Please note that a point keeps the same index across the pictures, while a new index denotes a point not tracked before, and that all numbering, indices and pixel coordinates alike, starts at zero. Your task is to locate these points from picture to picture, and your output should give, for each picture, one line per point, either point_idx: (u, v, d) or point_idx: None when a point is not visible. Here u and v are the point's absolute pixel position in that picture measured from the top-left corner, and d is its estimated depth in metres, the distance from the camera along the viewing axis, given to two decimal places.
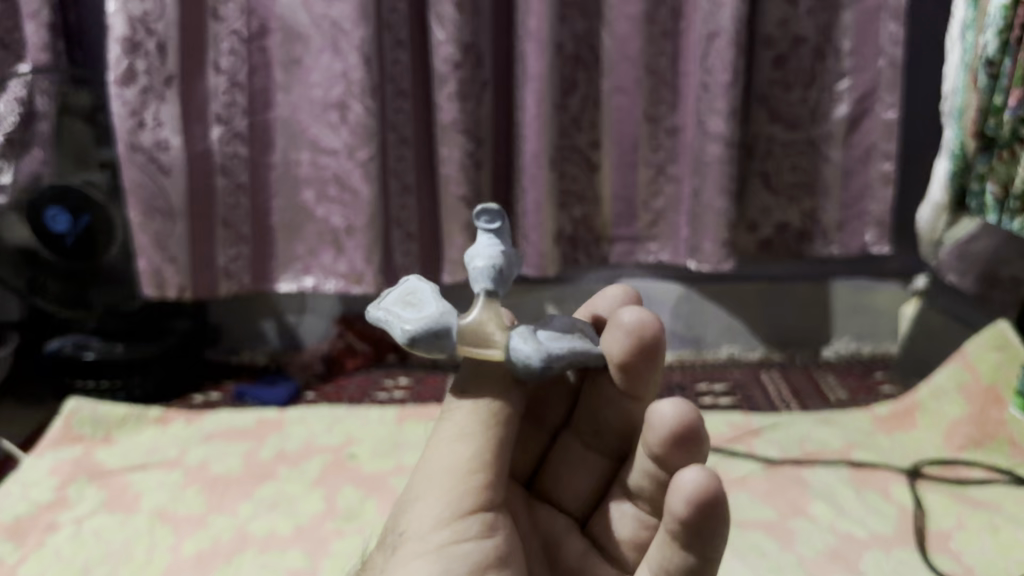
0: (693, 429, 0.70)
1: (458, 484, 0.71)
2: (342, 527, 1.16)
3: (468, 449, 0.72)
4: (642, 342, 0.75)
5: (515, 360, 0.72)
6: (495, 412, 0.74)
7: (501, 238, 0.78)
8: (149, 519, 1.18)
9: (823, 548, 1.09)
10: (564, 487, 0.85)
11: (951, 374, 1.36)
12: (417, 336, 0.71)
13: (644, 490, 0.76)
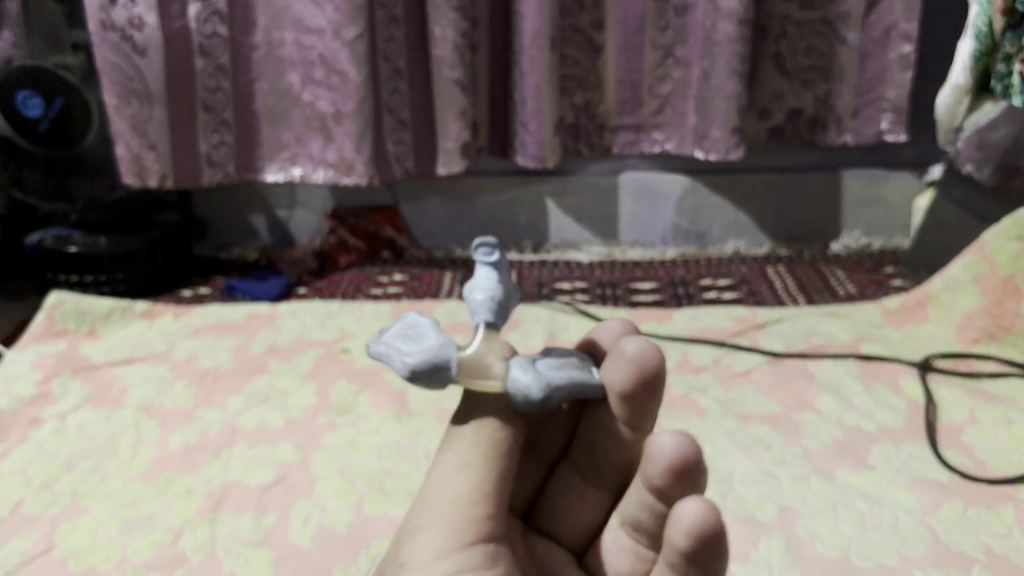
0: (693, 467, 0.63)
1: (460, 512, 0.62)
2: (335, 420, 1.13)
3: (470, 476, 0.63)
4: (647, 373, 0.68)
5: (513, 392, 0.64)
6: (497, 440, 0.65)
7: (498, 274, 0.70)
8: (135, 413, 1.15)
9: (829, 442, 1.06)
10: (561, 525, 0.74)
11: (965, 266, 1.31)
12: (417, 370, 0.63)
13: (642, 523, 0.67)
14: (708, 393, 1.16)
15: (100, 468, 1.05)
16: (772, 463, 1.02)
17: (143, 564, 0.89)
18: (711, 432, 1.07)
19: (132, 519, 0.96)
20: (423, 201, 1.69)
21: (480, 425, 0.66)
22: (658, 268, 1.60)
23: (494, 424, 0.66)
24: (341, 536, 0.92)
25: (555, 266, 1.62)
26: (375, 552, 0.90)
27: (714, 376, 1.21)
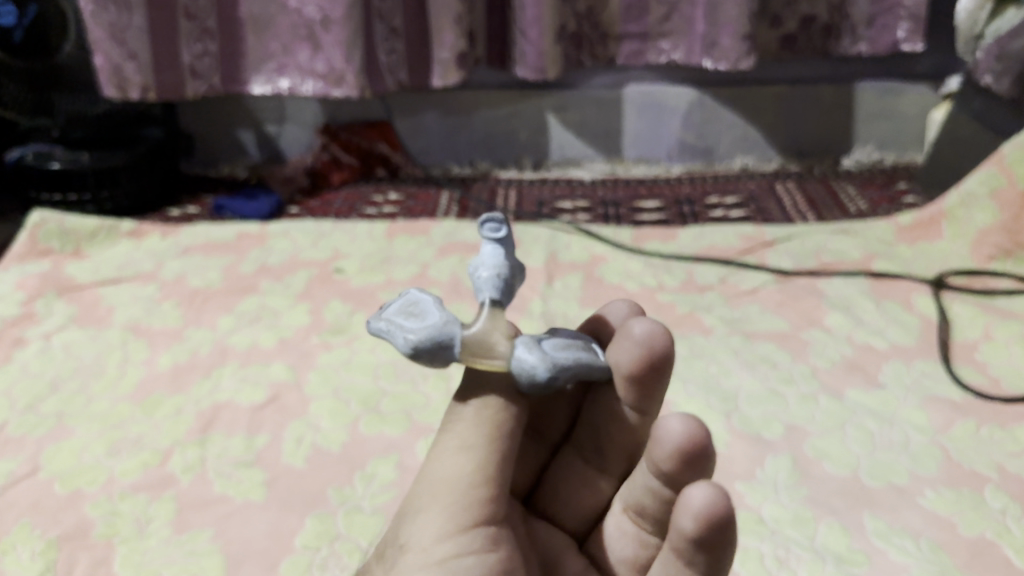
0: (704, 452, 0.58)
1: (459, 495, 0.55)
2: (328, 340, 1.08)
3: (469, 457, 0.56)
4: (655, 353, 0.62)
5: (517, 372, 0.57)
6: (497, 423, 0.57)
7: (508, 247, 0.62)
8: (122, 333, 1.12)
9: (838, 360, 1.02)
10: (562, 508, 0.69)
11: (981, 180, 1.25)
12: (421, 348, 0.55)
13: (646, 508, 0.62)
14: (713, 311, 1.13)
15: (86, 389, 1.02)
16: (780, 381, 0.98)
17: (130, 485, 0.86)
18: (717, 351, 1.04)
19: (119, 440, 0.93)
20: (418, 116, 1.63)
21: (481, 406, 0.58)
22: (662, 186, 1.55)
23: (495, 404, 0.58)
24: (335, 457, 0.90)
25: (556, 184, 1.57)
26: (370, 473, 0.87)
27: (720, 294, 1.17)
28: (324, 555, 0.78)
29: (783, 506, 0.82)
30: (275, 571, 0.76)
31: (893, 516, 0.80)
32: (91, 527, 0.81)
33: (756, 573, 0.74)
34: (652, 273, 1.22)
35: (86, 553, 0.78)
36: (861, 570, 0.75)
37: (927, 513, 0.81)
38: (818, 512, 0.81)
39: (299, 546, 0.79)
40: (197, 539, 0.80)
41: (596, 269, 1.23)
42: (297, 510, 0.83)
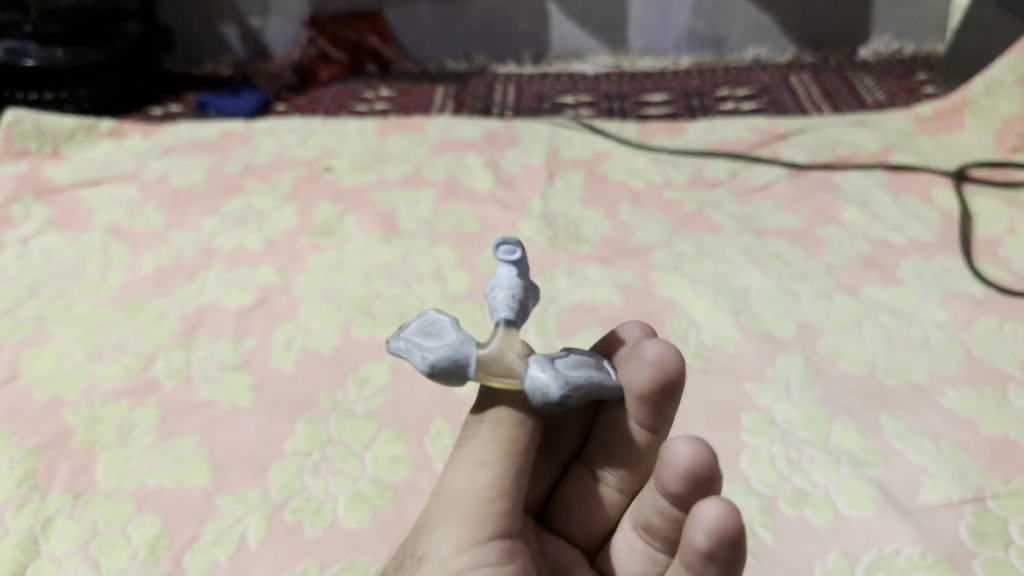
0: (714, 475, 0.51)
1: (475, 509, 0.49)
2: (318, 242, 1.02)
3: (484, 471, 0.50)
4: (669, 375, 0.54)
5: (530, 391, 0.50)
6: (513, 439, 0.51)
7: (526, 266, 0.55)
8: (103, 236, 1.07)
9: (854, 257, 0.97)
10: (573, 524, 0.61)
11: (1008, 66, 1.18)
12: (437, 367, 0.50)
13: (653, 526, 0.56)
14: (722, 208, 1.07)
15: (66, 294, 0.97)
16: (793, 279, 0.93)
17: (111, 391, 0.82)
18: (727, 249, 0.99)
19: (101, 345, 0.89)
20: (411, 6, 1.54)
21: (496, 422, 0.52)
22: (670, 79, 1.47)
23: (510, 420, 0.52)
24: (326, 359, 0.85)
25: (557, 79, 1.49)
26: (363, 377, 0.83)
27: (730, 190, 1.11)
28: (315, 461, 0.74)
29: (795, 406, 0.78)
30: (265, 477, 0.73)
31: (912, 417, 0.77)
32: (71, 433, 0.78)
33: (768, 476, 0.71)
34: (658, 169, 1.15)
35: (66, 461, 0.75)
36: (878, 473, 0.71)
37: (947, 413, 0.77)
38: (833, 412, 0.77)
39: (289, 452, 0.75)
40: (182, 446, 0.76)
41: (599, 166, 1.17)
42: (287, 414, 0.79)
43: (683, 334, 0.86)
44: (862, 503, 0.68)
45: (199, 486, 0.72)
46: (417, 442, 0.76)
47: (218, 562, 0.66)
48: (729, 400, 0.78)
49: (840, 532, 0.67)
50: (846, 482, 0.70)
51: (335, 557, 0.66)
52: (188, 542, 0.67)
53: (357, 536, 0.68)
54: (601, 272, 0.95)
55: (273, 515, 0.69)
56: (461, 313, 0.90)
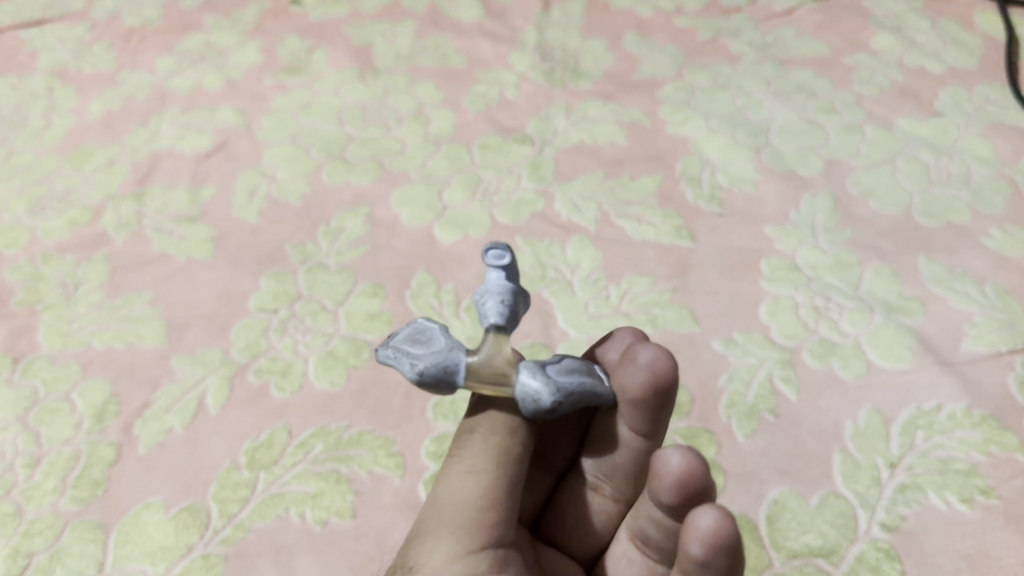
0: (708, 485, 0.44)
1: (468, 518, 0.42)
2: (284, 81, 0.91)
3: (476, 479, 0.43)
4: (664, 379, 0.46)
5: (519, 399, 0.43)
6: (506, 448, 0.44)
7: (515, 270, 0.47)
8: (48, 80, 0.96)
9: (887, 88, 0.86)
10: (570, 535, 0.52)
11: None
12: (428, 376, 0.42)
13: (651, 538, 0.48)
14: (740, 37, 0.95)
15: (7, 144, 0.87)
16: (819, 113, 0.83)
17: (55, 246, 0.74)
18: (745, 80, 0.88)
19: (43, 196, 0.80)
20: None
21: (488, 430, 0.44)
22: None
23: (502, 427, 0.44)
24: (294, 209, 0.75)
25: None
26: (336, 227, 0.73)
27: (746, 18, 0.98)
28: (283, 318, 0.66)
29: (822, 250, 0.69)
30: (226, 337, 0.65)
31: (953, 260, 0.68)
32: (10, 294, 0.70)
33: (790, 328, 0.63)
34: None
35: (5, 324, 0.67)
36: (915, 321, 0.63)
37: (992, 256, 0.68)
38: (863, 256, 0.68)
39: (253, 309, 0.66)
40: (133, 305, 0.68)
41: None
42: (250, 268, 0.70)
43: (695, 175, 0.76)
44: (898, 355, 0.61)
45: (151, 347, 0.64)
46: (397, 296, 0.67)
47: (173, 431, 0.59)
48: (746, 246, 0.70)
49: (873, 386, 0.59)
50: (879, 332, 0.62)
51: (305, 423, 0.59)
52: (140, 409, 0.60)
53: (329, 400, 0.60)
54: (604, 109, 0.84)
55: (235, 377, 0.61)
56: (445, 157, 0.79)
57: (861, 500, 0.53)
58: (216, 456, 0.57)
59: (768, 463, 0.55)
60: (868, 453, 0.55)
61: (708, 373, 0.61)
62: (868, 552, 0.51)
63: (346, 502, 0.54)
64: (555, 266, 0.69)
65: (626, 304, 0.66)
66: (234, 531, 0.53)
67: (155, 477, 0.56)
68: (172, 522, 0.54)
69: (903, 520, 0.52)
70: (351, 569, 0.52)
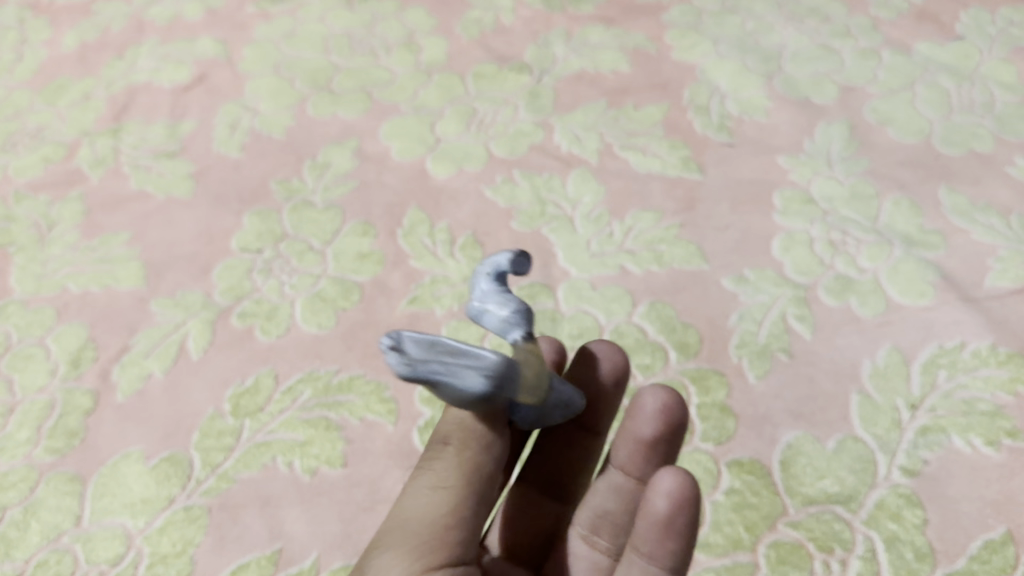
0: (679, 428, 0.45)
1: (423, 540, 0.36)
2: (267, 9, 0.86)
3: (439, 497, 0.37)
4: (621, 368, 0.47)
5: (554, 406, 0.39)
6: (477, 464, 0.38)
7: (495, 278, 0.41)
8: (19, 11, 0.90)
9: (905, 11, 0.80)
10: (524, 544, 0.47)
11: None
12: (504, 388, 0.35)
13: (609, 517, 0.45)
14: None
15: None
16: (834, 37, 0.78)
17: (28, 186, 0.70)
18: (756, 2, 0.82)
19: (15, 134, 0.76)
20: None
21: (461, 444, 0.38)
22: None
23: (478, 441, 0.38)
24: (278, 143, 0.71)
25: None
26: (323, 162, 0.69)
27: None
28: (268, 258, 0.62)
29: (838, 181, 0.65)
30: (207, 279, 0.61)
31: (976, 190, 0.64)
32: None
33: (805, 264, 0.60)
34: None
35: None
36: (936, 256, 0.60)
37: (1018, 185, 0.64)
38: (882, 187, 0.65)
39: (235, 249, 0.63)
40: (109, 246, 0.64)
41: None
42: (233, 206, 0.66)
43: (703, 103, 0.72)
44: (918, 291, 0.57)
45: (129, 290, 0.61)
46: (388, 234, 0.63)
47: (153, 377, 0.56)
48: (757, 178, 0.66)
49: (892, 324, 0.56)
50: (898, 267, 0.59)
51: (293, 368, 0.55)
52: (118, 354, 0.57)
53: (317, 344, 0.57)
54: (606, 34, 0.79)
55: (218, 320, 0.58)
56: (438, 87, 0.75)
57: (881, 444, 0.50)
58: (199, 403, 0.54)
59: (782, 405, 0.52)
60: (888, 394, 0.52)
61: (718, 312, 0.58)
62: (889, 498, 0.48)
63: (336, 450, 0.51)
64: (555, 201, 0.65)
65: (630, 241, 0.62)
66: (217, 482, 0.50)
67: (134, 426, 0.53)
68: (152, 473, 0.51)
69: (925, 464, 0.49)
70: (343, 521, 0.49)
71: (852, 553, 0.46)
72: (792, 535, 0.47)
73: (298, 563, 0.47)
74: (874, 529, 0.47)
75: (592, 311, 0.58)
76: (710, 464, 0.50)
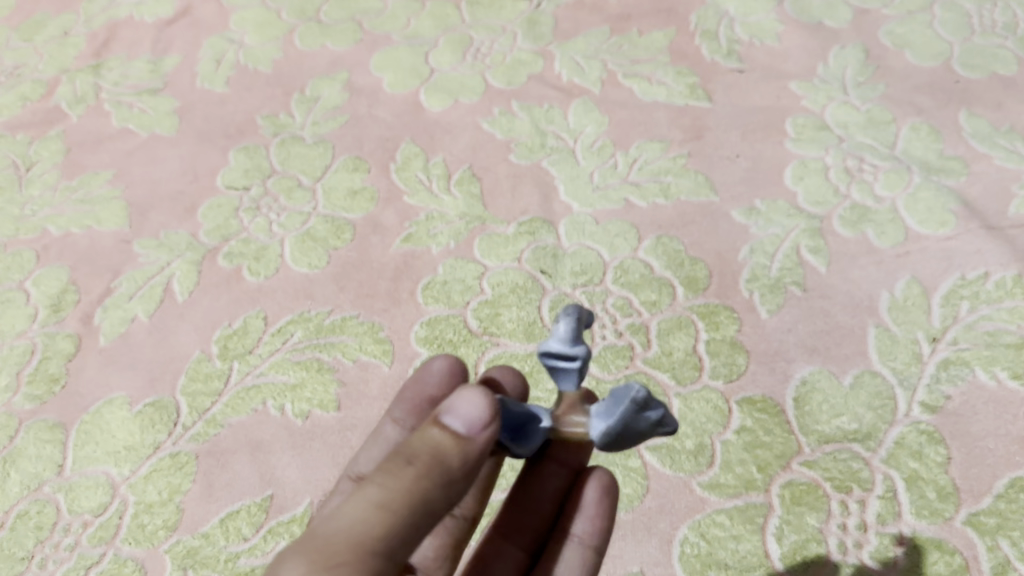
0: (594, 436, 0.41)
1: (337, 560, 0.27)
2: None
3: (378, 517, 0.27)
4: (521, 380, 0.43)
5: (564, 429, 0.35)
6: (427, 499, 0.28)
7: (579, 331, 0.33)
8: None
9: None
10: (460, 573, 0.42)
11: None
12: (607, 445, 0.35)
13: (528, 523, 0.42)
14: None
15: None
16: None
17: (6, 126, 0.67)
18: None
19: None
20: None
21: (425, 469, 0.28)
22: None
23: (438, 475, 0.28)
24: (264, 77, 0.68)
25: None
26: (311, 96, 0.66)
27: None
28: (255, 197, 0.59)
29: (853, 107, 0.62)
30: (192, 218, 0.58)
31: (999, 114, 0.60)
32: None
33: (818, 195, 0.57)
34: None
35: None
36: (957, 184, 0.56)
37: None
38: (900, 113, 0.61)
39: (221, 187, 0.60)
40: (90, 186, 0.61)
41: None
42: (218, 143, 0.63)
43: (711, 28, 0.68)
44: (939, 220, 0.54)
45: (111, 231, 0.58)
46: (381, 169, 0.60)
47: (137, 320, 0.53)
48: (768, 105, 0.62)
49: (911, 255, 0.53)
50: (917, 196, 0.56)
51: (283, 310, 0.53)
52: (100, 297, 0.54)
53: (308, 285, 0.54)
54: None
55: (203, 261, 0.56)
56: (431, 16, 0.71)
57: (900, 379, 0.48)
58: (185, 346, 0.52)
59: (795, 340, 0.50)
60: (907, 327, 0.50)
61: (727, 246, 0.55)
62: (909, 436, 0.45)
63: (329, 393, 0.49)
64: (555, 133, 0.62)
65: (634, 173, 0.59)
66: (205, 428, 0.48)
67: (117, 371, 0.51)
68: (137, 420, 0.49)
69: (947, 400, 0.46)
70: (337, 466, 0.46)
71: (871, 493, 0.44)
72: (808, 475, 0.45)
73: (291, 509, 0.45)
74: (894, 468, 0.44)
75: (596, 247, 0.55)
76: (721, 403, 0.48)
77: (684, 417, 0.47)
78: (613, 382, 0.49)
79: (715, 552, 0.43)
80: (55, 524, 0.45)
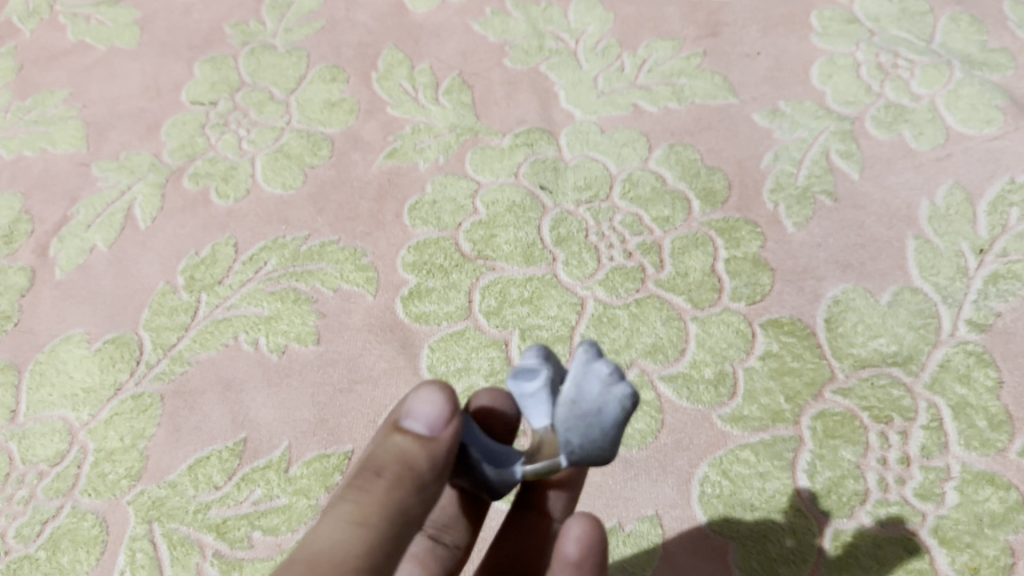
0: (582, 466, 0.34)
1: None
2: None
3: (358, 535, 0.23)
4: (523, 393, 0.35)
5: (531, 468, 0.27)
6: (404, 507, 0.24)
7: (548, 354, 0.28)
8: None
9: None
10: None
11: None
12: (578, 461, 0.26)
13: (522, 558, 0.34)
14: None
15: None
16: None
17: None
18: None
19: None
20: None
21: (396, 479, 0.24)
22: None
23: (407, 480, 0.24)
24: None
25: None
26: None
27: None
28: (223, 112, 0.54)
29: None
30: (155, 137, 0.53)
31: None
32: None
33: (847, 97, 0.51)
34: None
35: None
36: (1003, 78, 0.50)
37: None
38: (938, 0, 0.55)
39: (186, 103, 0.55)
40: (44, 105, 0.56)
41: None
42: (184, 54, 0.58)
43: None
44: (984, 119, 0.48)
45: (66, 152, 0.53)
46: (361, 79, 0.55)
47: (95, 250, 0.48)
48: None
49: (954, 158, 0.47)
50: (959, 92, 0.50)
51: (254, 236, 0.48)
52: (56, 226, 0.49)
53: (282, 207, 0.49)
54: None
55: (167, 184, 0.50)
56: None
57: (944, 295, 0.42)
58: (150, 278, 0.47)
59: (825, 255, 0.45)
60: (951, 238, 0.44)
61: (748, 154, 0.49)
62: (955, 358, 0.41)
63: (307, 326, 0.44)
64: (554, 34, 0.56)
65: (643, 76, 0.53)
66: (171, 366, 0.43)
67: (75, 306, 0.46)
68: (96, 359, 0.44)
69: (997, 317, 0.41)
70: (317, 406, 0.42)
71: (913, 423, 0.39)
72: (842, 405, 0.40)
73: (267, 454, 0.41)
74: (939, 394, 0.40)
75: (601, 159, 0.50)
76: (743, 326, 0.43)
77: (702, 344, 0.43)
78: (623, 308, 0.44)
79: (740, 492, 0.38)
80: (8, 476, 0.41)
